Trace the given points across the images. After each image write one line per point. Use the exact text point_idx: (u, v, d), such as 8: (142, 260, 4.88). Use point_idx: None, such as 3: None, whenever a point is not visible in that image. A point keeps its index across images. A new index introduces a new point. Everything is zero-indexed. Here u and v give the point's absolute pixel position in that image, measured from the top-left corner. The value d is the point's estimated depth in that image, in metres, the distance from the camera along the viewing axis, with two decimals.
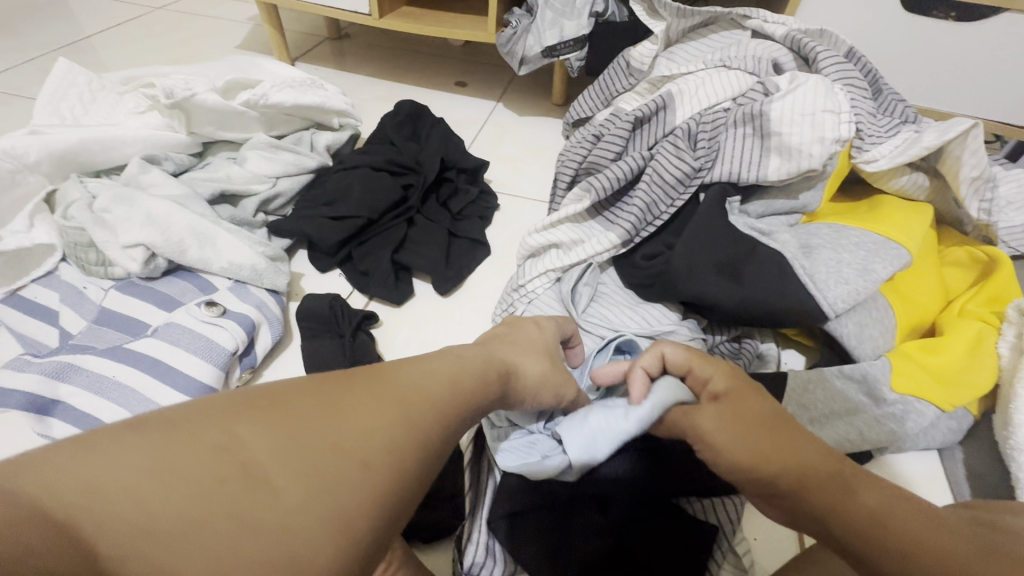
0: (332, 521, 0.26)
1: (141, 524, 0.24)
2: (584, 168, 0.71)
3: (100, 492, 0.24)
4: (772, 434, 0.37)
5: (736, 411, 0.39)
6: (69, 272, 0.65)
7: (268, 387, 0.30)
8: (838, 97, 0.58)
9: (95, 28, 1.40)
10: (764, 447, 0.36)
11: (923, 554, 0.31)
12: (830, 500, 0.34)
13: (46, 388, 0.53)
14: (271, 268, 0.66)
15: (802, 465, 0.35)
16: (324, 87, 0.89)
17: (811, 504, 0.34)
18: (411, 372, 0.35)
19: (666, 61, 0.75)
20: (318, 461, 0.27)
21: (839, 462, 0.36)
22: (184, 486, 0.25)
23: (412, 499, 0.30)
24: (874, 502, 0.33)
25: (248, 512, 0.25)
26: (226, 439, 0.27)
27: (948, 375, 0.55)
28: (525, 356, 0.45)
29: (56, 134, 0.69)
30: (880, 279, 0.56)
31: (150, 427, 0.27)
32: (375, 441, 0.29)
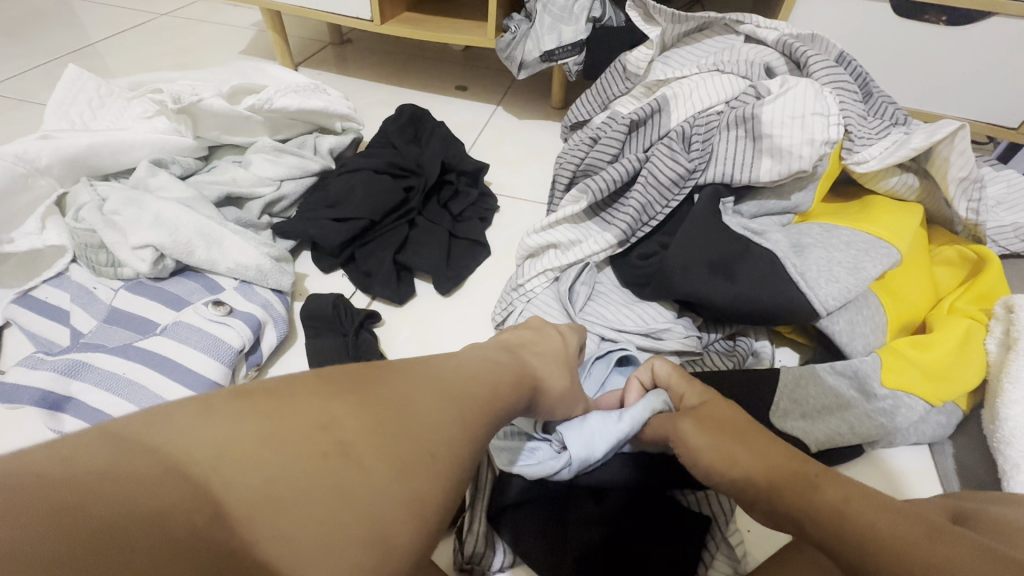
0: (411, 504, 0.29)
1: (258, 488, 0.27)
2: (581, 171, 0.72)
3: (217, 458, 0.27)
4: (742, 440, 0.40)
5: (708, 417, 0.43)
6: (79, 273, 0.67)
7: (352, 371, 0.34)
8: (827, 101, 0.59)
9: (101, 35, 1.42)
10: (731, 451, 0.39)
11: (877, 539, 0.31)
12: (794, 498, 0.36)
13: (58, 385, 0.55)
14: (276, 269, 0.67)
15: (765, 466, 0.38)
16: (326, 92, 0.91)
17: (782, 505, 0.36)
18: (469, 372, 0.38)
19: (661, 65, 0.77)
20: (402, 447, 0.31)
21: (805, 461, 0.38)
22: (292, 456, 0.28)
23: (472, 491, 0.33)
24: (835, 496, 0.35)
25: (344, 485, 0.28)
26: (324, 419, 0.30)
27: (938, 370, 0.57)
28: (549, 363, 0.47)
29: (66, 138, 0.71)
30: (870, 277, 0.58)
31: (259, 400, 0.30)
32: (448, 428, 0.33)
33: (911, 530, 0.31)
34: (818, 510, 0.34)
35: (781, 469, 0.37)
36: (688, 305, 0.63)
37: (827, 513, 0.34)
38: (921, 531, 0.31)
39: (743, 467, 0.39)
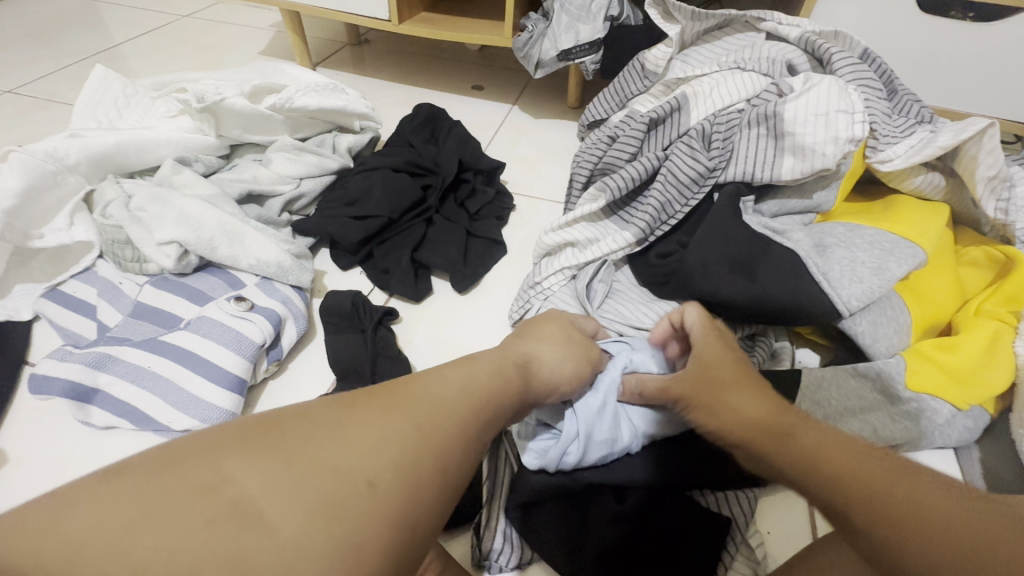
0: (337, 547, 0.27)
1: (162, 555, 0.25)
2: (599, 169, 0.72)
3: (99, 547, 0.25)
4: (727, 388, 0.43)
5: (702, 369, 0.45)
6: (105, 268, 0.68)
7: (269, 416, 0.32)
8: (852, 98, 0.58)
9: (124, 37, 1.45)
10: (716, 398, 0.43)
11: (842, 475, 0.34)
12: (770, 439, 0.38)
13: (87, 377, 0.56)
14: (296, 265, 0.68)
15: (745, 418, 0.40)
16: (345, 91, 0.91)
17: (756, 446, 0.39)
18: (415, 388, 0.36)
19: (680, 63, 0.76)
20: (320, 488, 0.29)
21: (784, 411, 0.40)
22: (183, 527, 0.26)
23: (424, 516, 0.31)
24: (811, 441, 0.37)
25: (246, 548, 0.26)
26: (218, 478, 0.28)
27: (965, 373, 0.55)
28: (543, 345, 0.48)
29: (94, 137, 0.73)
30: (894, 277, 0.57)
31: (148, 470, 0.28)
32: (378, 461, 0.31)
33: (880, 467, 0.34)
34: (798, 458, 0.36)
35: (760, 421, 0.40)
36: (708, 305, 0.62)
37: (806, 461, 0.36)
38: (889, 468, 0.34)
39: (724, 418, 0.41)
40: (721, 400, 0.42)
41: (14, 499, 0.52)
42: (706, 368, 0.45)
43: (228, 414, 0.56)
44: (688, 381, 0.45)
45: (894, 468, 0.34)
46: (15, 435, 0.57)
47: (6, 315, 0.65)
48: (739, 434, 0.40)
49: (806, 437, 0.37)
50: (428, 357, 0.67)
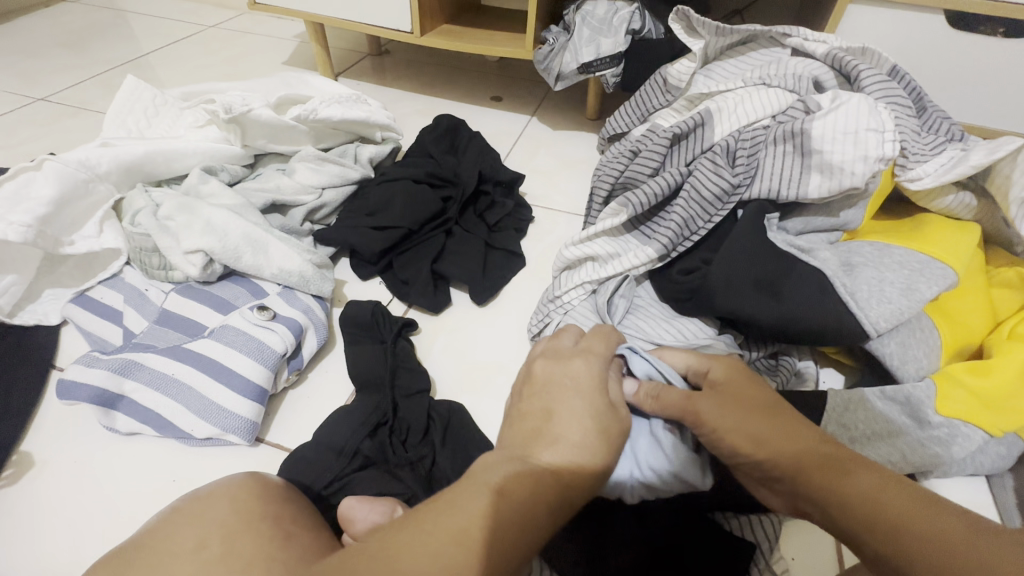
0: None
1: None
2: (621, 184, 0.72)
3: None
4: (772, 420, 0.41)
5: (735, 397, 0.43)
6: (132, 275, 0.69)
7: None
8: (882, 116, 0.58)
9: (153, 47, 1.49)
10: (760, 430, 0.40)
11: (908, 530, 0.33)
12: (823, 483, 0.37)
13: (112, 383, 0.57)
14: (318, 275, 0.69)
15: (790, 450, 0.39)
16: (367, 102, 0.92)
17: (805, 487, 0.38)
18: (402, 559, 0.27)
19: (703, 78, 0.76)
20: None
21: (831, 447, 0.39)
22: None
23: None
24: (867, 486, 0.36)
25: None
26: None
27: (999, 399, 0.54)
28: (563, 441, 0.37)
29: (124, 146, 0.74)
30: (924, 298, 0.55)
31: None
32: None
33: (953, 524, 0.32)
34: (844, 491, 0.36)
35: (809, 456, 0.39)
36: (730, 322, 0.61)
37: (853, 495, 0.36)
38: (961, 522, 0.33)
39: (768, 450, 0.40)
40: (762, 437, 0.40)
41: (39, 502, 0.53)
42: (725, 386, 0.44)
43: (249, 423, 0.56)
44: (718, 408, 0.43)
45: (968, 523, 0.32)
46: (41, 438, 0.58)
47: (36, 319, 0.67)
48: (788, 467, 0.39)
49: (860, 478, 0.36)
50: (446, 368, 0.67)
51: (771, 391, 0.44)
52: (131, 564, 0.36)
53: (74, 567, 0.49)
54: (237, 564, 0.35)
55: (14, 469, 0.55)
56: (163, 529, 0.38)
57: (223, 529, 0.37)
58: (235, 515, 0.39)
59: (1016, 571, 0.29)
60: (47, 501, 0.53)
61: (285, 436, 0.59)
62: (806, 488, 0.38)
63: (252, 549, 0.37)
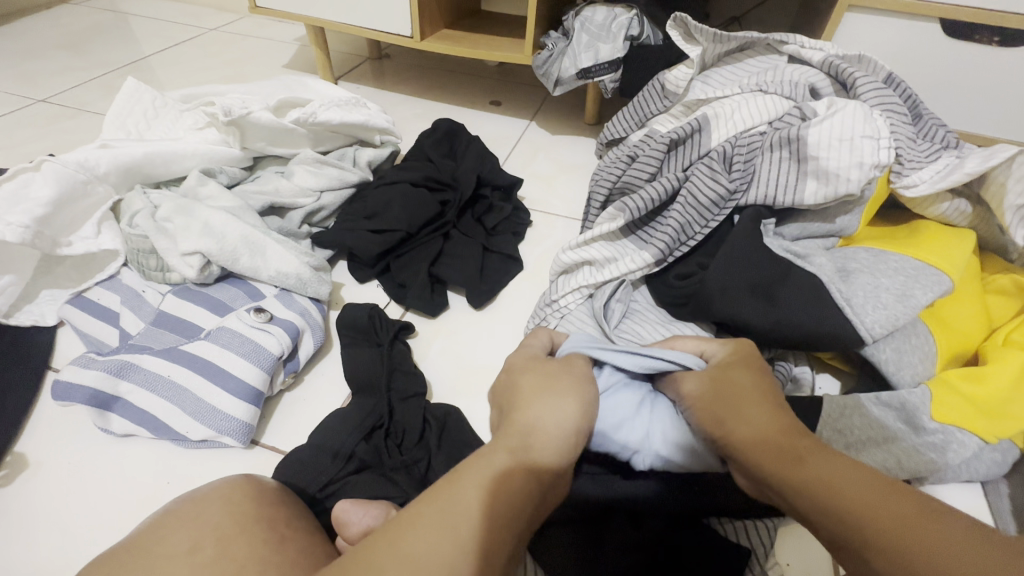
0: None
1: None
2: (618, 189, 0.72)
3: None
4: (741, 405, 0.43)
5: (723, 384, 0.45)
6: (130, 277, 0.70)
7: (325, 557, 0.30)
8: (877, 123, 0.58)
9: (154, 49, 1.49)
10: (723, 410, 0.44)
11: (854, 514, 0.34)
12: (780, 466, 0.39)
13: (108, 385, 0.57)
14: (315, 278, 0.69)
15: (751, 433, 0.41)
16: (367, 106, 0.93)
17: (761, 468, 0.40)
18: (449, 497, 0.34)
19: (701, 84, 0.76)
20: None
21: (796, 434, 0.40)
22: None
23: None
24: (822, 472, 0.37)
25: None
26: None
27: (994, 405, 0.54)
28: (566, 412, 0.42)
29: (123, 148, 0.74)
30: (920, 305, 0.56)
31: None
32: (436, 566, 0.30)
33: (904, 509, 0.34)
34: (804, 471, 0.38)
35: (767, 440, 0.40)
36: (727, 327, 0.61)
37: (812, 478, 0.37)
38: (914, 510, 0.34)
39: (733, 431, 0.43)
40: (729, 419, 0.43)
41: (33, 503, 0.53)
42: (722, 366, 0.48)
43: (245, 425, 0.56)
44: (703, 390, 0.46)
45: (921, 511, 0.33)
46: (36, 439, 0.57)
47: (32, 319, 0.67)
48: (747, 448, 0.41)
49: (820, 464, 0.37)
50: (443, 372, 0.67)
51: (760, 376, 0.46)
52: (122, 567, 0.35)
53: (67, 569, 0.49)
54: (230, 567, 0.35)
55: (8, 470, 0.55)
56: (155, 532, 0.38)
57: (216, 532, 0.37)
58: (228, 518, 0.39)
59: (953, 557, 0.31)
60: (40, 502, 0.53)
61: (281, 439, 0.59)
62: (764, 466, 0.40)
63: (245, 552, 0.37)
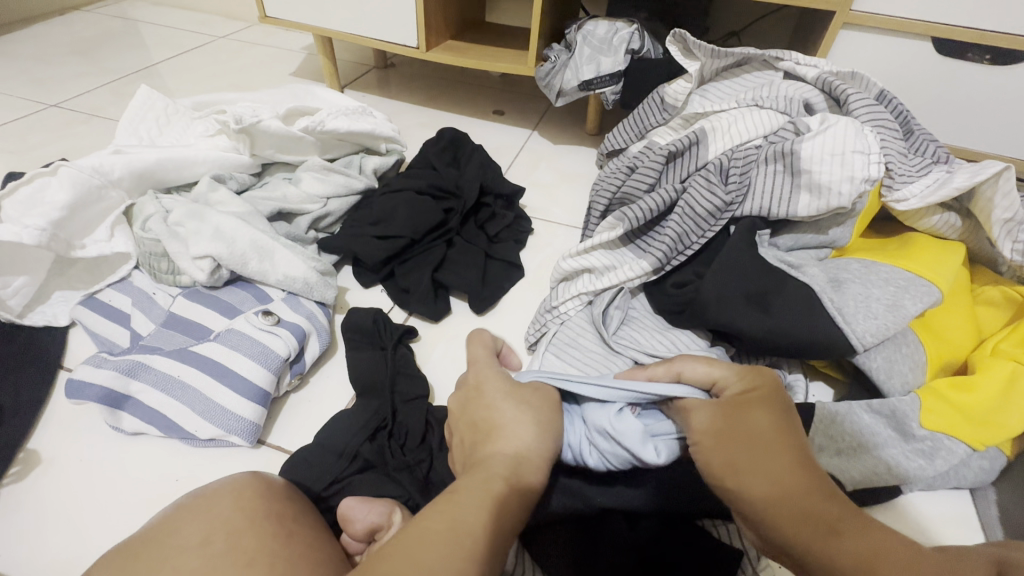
0: None
1: None
2: (618, 199, 0.74)
3: None
4: (759, 457, 0.39)
5: (737, 429, 0.41)
6: (141, 279, 0.71)
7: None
8: (868, 139, 0.60)
9: (163, 56, 1.52)
10: (740, 463, 0.39)
11: None
12: (806, 538, 0.35)
13: (119, 384, 0.58)
14: (321, 282, 0.71)
15: (772, 494, 0.38)
16: (373, 115, 0.95)
17: (782, 535, 0.36)
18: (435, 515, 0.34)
19: (699, 98, 0.79)
20: None
21: (826, 499, 0.37)
22: None
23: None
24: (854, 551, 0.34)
25: None
26: None
27: (982, 414, 0.55)
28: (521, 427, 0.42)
29: (137, 154, 0.77)
30: (909, 315, 0.57)
31: None
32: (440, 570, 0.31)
33: None
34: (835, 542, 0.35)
35: (791, 502, 0.37)
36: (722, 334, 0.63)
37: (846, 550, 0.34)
38: None
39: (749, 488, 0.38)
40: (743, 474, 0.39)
41: (45, 499, 0.54)
42: (733, 411, 0.42)
43: (252, 424, 0.58)
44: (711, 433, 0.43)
45: None
46: (48, 437, 0.59)
47: (45, 320, 0.69)
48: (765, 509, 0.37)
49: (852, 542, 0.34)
50: (445, 375, 0.69)
51: (784, 417, 0.42)
52: (138, 557, 0.37)
53: (79, 563, 0.50)
54: (241, 560, 0.37)
55: (21, 466, 0.56)
56: (168, 525, 0.39)
57: (226, 525, 0.39)
58: (238, 512, 0.40)
59: None
60: (52, 498, 0.54)
61: (287, 439, 0.60)
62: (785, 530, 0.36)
63: (255, 545, 0.38)
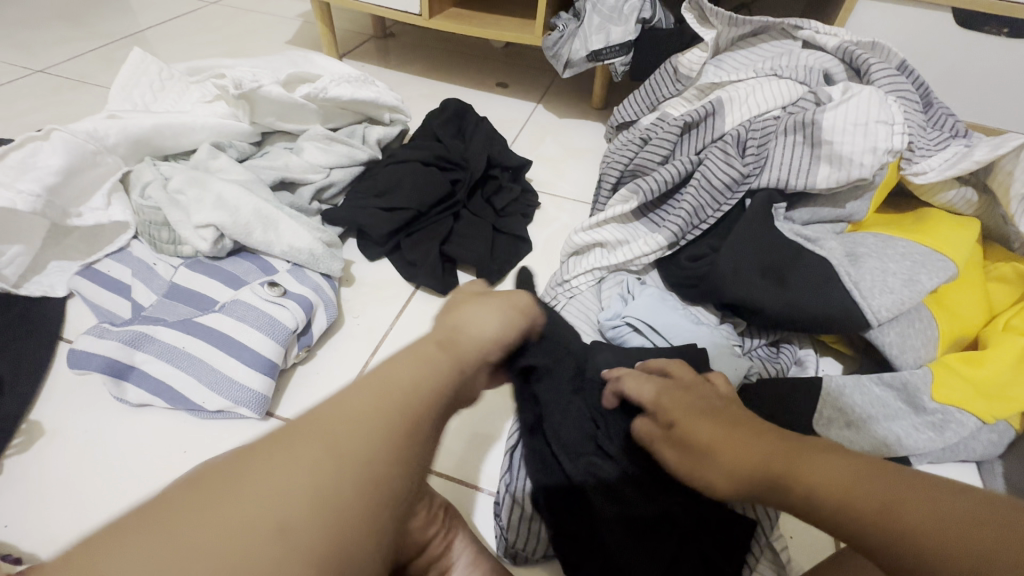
0: None
1: None
2: (629, 171, 0.73)
3: None
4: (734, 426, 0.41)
5: (693, 410, 0.43)
6: (140, 249, 0.69)
7: None
8: (891, 109, 0.59)
9: (152, 21, 1.46)
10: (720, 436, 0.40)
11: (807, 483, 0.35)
12: (788, 468, 0.36)
13: (123, 355, 0.57)
14: (328, 254, 0.68)
15: (748, 452, 0.39)
16: (375, 83, 0.91)
17: (778, 482, 0.36)
18: None
19: (714, 68, 0.76)
20: None
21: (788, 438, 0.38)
22: None
23: None
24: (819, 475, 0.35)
25: None
26: None
27: (992, 388, 0.56)
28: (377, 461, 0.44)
29: (132, 119, 0.73)
30: (925, 289, 0.57)
31: None
32: None
33: (881, 477, 0.34)
34: (891, 517, 0.32)
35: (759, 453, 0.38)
36: (735, 311, 0.61)
37: (922, 545, 0.30)
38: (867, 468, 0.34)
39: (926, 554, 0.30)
40: (708, 439, 0.41)
41: (50, 469, 0.53)
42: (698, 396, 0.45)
43: (260, 397, 0.57)
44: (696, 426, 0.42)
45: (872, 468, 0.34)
46: (51, 409, 0.57)
47: (42, 290, 0.66)
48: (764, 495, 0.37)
49: (822, 457, 0.36)
50: None
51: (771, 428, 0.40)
52: None
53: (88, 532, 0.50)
54: None
55: (24, 437, 0.55)
56: None
57: None
58: None
59: (925, 511, 0.31)
60: (53, 469, 0.53)
61: (295, 410, 0.60)
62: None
63: None
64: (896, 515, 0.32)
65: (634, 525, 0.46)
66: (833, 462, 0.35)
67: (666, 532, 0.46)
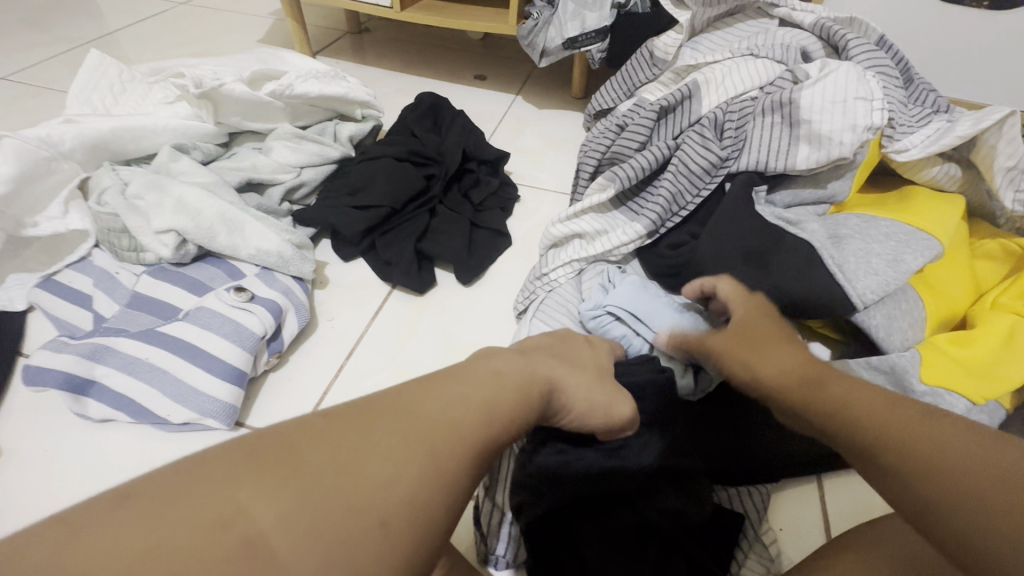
0: None
1: None
2: (607, 159, 0.71)
3: None
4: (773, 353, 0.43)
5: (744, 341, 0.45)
6: (102, 258, 0.66)
7: None
8: (870, 85, 0.57)
9: (120, 24, 1.42)
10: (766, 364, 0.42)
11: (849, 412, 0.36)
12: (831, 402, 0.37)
13: (82, 368, 0.55)
14: (297, 256, 0.66)
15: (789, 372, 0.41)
16: (345, 78, 0.89)
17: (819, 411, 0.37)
18: None
19: (691, 51, 0.74)
20: None
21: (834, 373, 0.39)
22: None
23: None
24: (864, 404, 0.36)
25: None
26: None
27: (982, 368, 0.54)
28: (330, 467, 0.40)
29: (89, 123, 0.71)
30: (910, 270, 0.55)
31: None
32: None
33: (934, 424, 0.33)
34: (929, 453, 0.32)
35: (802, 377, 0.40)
36: None
37: (957, 484, 0.30)
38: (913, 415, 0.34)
39: (967, 489, 0.29)
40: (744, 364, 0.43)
41: (9, 491, 0.51)
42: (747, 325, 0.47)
43: (228, 407, 0.55)
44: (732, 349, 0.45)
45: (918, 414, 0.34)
46: (10, 428, 0.55)
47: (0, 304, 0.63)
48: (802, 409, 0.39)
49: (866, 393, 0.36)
50: (428, 350, 0.65)
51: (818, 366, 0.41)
52: None
53: None
54: None
55: None
56: None
57: None
58: None
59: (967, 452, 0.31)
60: (11, 490, 0.51)
61: (266, 420, 0.57)
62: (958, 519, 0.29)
63: None
64: (934, 452, 0.31)
65: (614, 541, 0.44)
66: (891, 402, 0.36)
67: (650, 542, 0.44)
